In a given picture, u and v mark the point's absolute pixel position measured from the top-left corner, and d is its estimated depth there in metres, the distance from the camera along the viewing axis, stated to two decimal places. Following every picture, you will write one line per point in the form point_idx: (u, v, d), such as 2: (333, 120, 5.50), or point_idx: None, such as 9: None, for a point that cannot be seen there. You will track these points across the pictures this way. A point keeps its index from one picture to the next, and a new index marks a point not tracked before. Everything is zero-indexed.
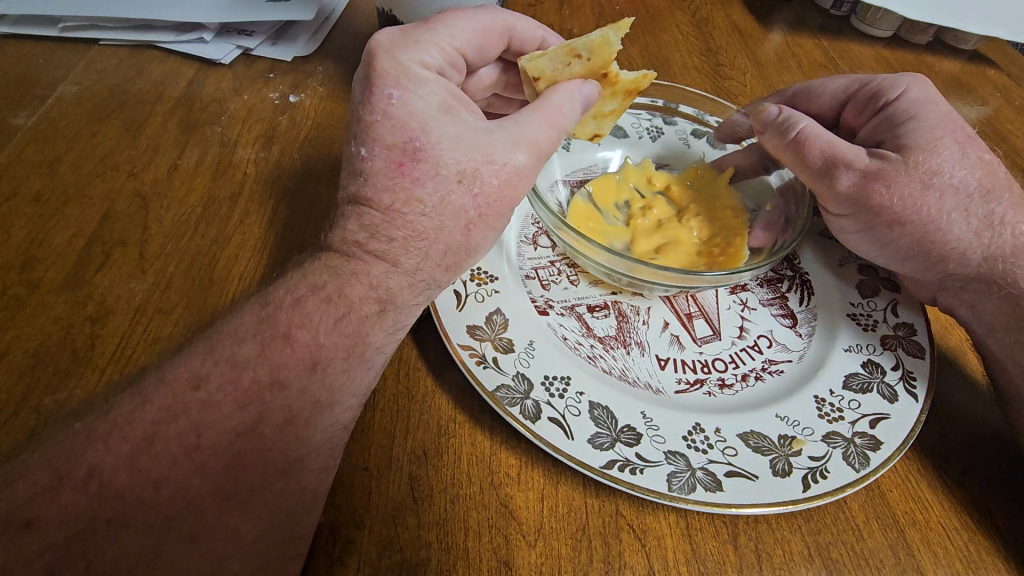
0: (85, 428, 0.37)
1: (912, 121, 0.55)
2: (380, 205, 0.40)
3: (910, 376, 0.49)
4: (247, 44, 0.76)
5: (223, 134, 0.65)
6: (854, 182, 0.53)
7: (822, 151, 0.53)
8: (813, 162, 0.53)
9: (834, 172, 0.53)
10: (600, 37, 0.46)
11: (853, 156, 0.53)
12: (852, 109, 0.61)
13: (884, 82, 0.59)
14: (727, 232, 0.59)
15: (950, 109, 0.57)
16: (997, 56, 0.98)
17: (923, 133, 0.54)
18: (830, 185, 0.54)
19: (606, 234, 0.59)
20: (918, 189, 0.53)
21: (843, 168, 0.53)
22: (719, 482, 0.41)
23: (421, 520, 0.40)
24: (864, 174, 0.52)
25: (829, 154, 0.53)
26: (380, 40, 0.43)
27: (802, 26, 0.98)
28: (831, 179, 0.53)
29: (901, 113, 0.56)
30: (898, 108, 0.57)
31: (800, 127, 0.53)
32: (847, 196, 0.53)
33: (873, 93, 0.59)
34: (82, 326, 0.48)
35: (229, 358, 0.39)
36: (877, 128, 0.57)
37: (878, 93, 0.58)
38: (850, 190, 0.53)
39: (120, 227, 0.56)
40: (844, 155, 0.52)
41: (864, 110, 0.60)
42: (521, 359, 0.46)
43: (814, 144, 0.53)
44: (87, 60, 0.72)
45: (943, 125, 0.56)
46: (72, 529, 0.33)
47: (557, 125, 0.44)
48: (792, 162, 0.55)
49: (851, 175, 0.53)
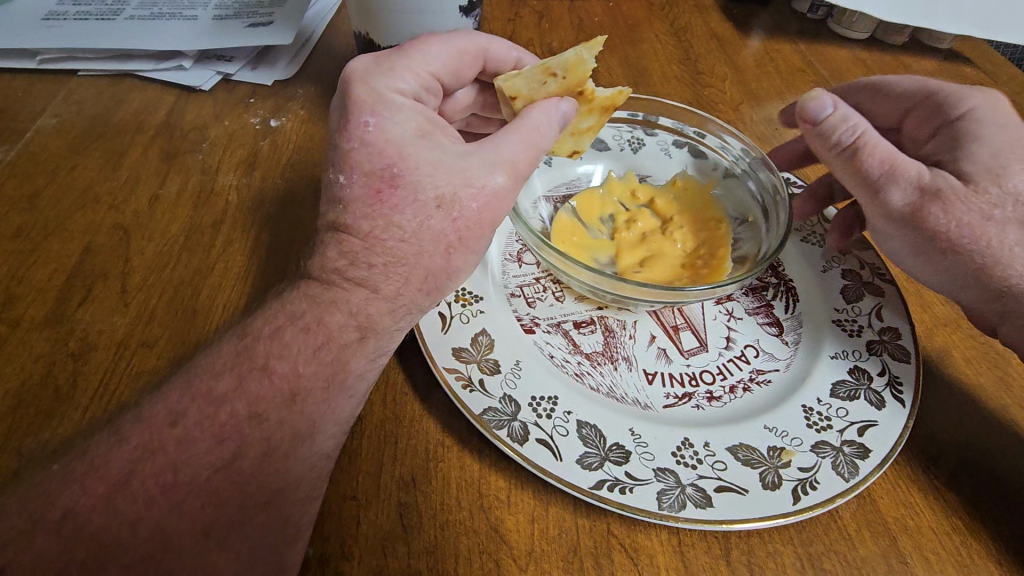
0: (63, 470, 0.36)
1: (966, 148, 0.52)
2: (359, 231, 0.40)
3: (896, 382, 0.49)
4: (227, 69, 0.76)
5: (205, 162, 0.65)
6: (907, 199, 0.50)
7: (882, 160, 0.49)
8: (872, 172, 0.50)
9: (888, 186, 0.50)
10: (574, 55, 0.47)
11: (911, 171, 0.50)
12: (913, 119, 0.58)
13: (950, 94, 0.56)
14: (711, 244, 0.60)
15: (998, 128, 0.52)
16: (973, 53, 0.99)
17: (985, 158, 0.51)
18: (882, 200, 0.51)
19: (590, 250, 0.60)
20: (977, 217, 0.50)
21: (899, 181, 0.50)
22: (709, 498, 0.41)
23: (411, 549, 0.39)
24: (920, 191, 0.50)
25: (889, 164, 0.49)
26: (354, 69, 0.43)
27: (780, 32, 0.99)
28: (882, 194, 0.50)
29: (965, 131, 0.53)
30: (951, 131, 0.54)
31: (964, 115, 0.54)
32: (897, 212, 0.51)
33: (938, 105, 0.56)
34: (64, 364, 0.48)
35: (206, 393, 0.39)
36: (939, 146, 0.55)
37: (944, 106, 0.55)
38: (901, 208, 0.51)
39: (101, 260, 0.55)
40: (902, 167, 0.49)
41: (925, 124, 0.57)
42: (508, 381, 0.46)
43: (874, 151, 0.49)
44: (66, 91, 0.72)
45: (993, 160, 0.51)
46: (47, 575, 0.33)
47: (534, 145, 0.44)
48: (834, 159, 0.51)
49: (905, 191, 0.50)
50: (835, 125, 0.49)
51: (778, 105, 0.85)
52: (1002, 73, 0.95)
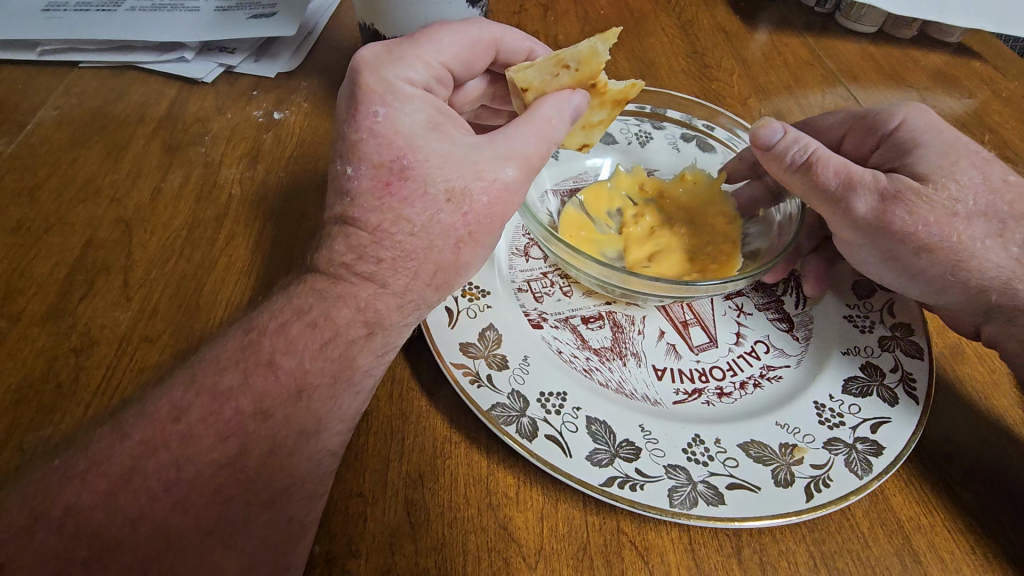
0: (65, 465, 0.36)
1: (917, 150, 0.51)
2: (367, 225, 0.40)
3: (909, 378, 0.49)
4: (230, 61, 0.75)
5: (207, 155, 0.65)
6: (873, 206, 0.48)
7: (835, 172, 0.48)
8: (828, 185, 0.48)
9: (850, 196, 0.48)
10: (588, 47, 0.46)
11: (868, 178, 0.48)
12: (850, 139, 0.56)
13: (878, 111, 0.55)
14: (721, 240, 0.58)
15: (937, 133, 0.52)
16: (982, 48, 0.98)
17: (933, 158, 0.50)
18: (847, 210, 0.49)
19: (598, 244, 0.59)
20: (943, 216, 0.49)
21: (859, 190, 0.48)
22: (721, 495, 0.40)
23: (418, 547, 0.39)
24: (883, 196, 0.48)
25: (844, 174, 0.48)
26: (363, 57, 0.42)
27: (787, 25, 0.98)
28: (846, 205, 0.49)
29: (907, 139, 0.52)
30: (893, 142, 0.52)
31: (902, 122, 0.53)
32: (865, 221, 0.49)
33: (869, 122, 0.55)
34: (65, 358, 0.47)
35: (211, 388, 0.38)
36: (886, 156, 0.53)
37: (876, 122, 0.54)
38: (869, 216, 0.49)
39: (102, 254, 0.55)
40: (858, 176, 0.48)
41: (862, 141, 0.55)
42: (516, 376, 0.45)
43: (826, 165, 0.48)
44: (67, 83, 0.71)
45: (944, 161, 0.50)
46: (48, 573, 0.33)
47: (546, 137, 0.44)
48: (789, 178, 0.51)
49: (868, 198, 0.48)
50: (787, 148, 0.49)
51: (785, 99, 0.84)
52: (1012, 68, 0.94)
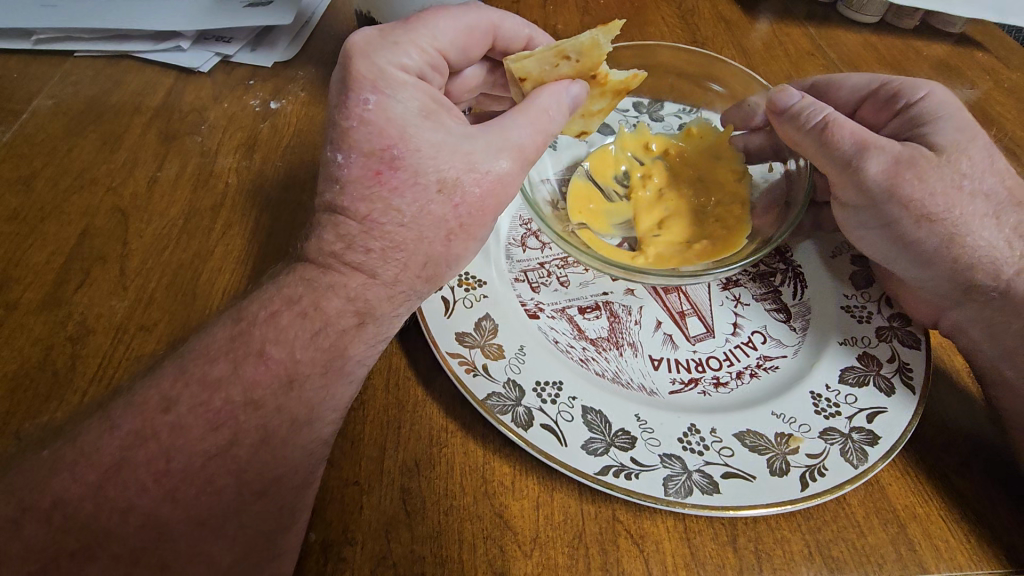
0: (56, 455, 0.36)
1: (933, 124, 0.52)
2: (356, 214, 0.39)
3: (906, 368, 0.48)
4: (226, 51, 0.74)
5: (203, 144, 0.64)
6: (885, 169, 0.49)
7: (851, 134, 0.49)
8: (842, 146, 0.49)
9: (863, 158, 0.49)
10: (589, 39, 0.45)
11: (883, 143, 0.49)
12: (869, 106, 0.58)
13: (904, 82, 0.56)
14: (729, 196, 0.58)
15: (958, 113, 0.53)
16: (985, 38, 0.97)
17: (949, 134, 0.52)
18: (859, 174, 0.50)
19: (609, 214, 0.59)
20: (951, 189, 0.50)
21: (874, 153, 0.49)
22: (716, 484, 0.40)
23: (414, 534, 0.39)
24: (894, 161, 0.49)
25: (859, 137, 0.49)
26: (356, 43, 0.41)
27: (789, 14, 0.97)
28: (858, 167, 0.49)
29: (926, 113, 0.53)
30: (912, 113, 0.54)
31: (924, 96, 0.54)
32: (875, 187, 0.49)
33: (892, 92, 0.56)
34: (62, 347, 0.47)
35: (201, 378, 0.38)
36: (902, 129, 0.54)
37: (898, 91, 0.55)
38: (880, 181, 0.49)
39: (98, 243, 0.55)
40: (873, 141, 0.49)
41: (880, 110, 0.57)
42: (512, 365, 0.45)
43: (844, 126, 0.49)
44: (63, 72, 0.71)
45: (958, 138, 0.52)
46: (38, 563, 0.33)
47: (542, 130, 0.43)
48: (805, 138, 0.51)
49: (882, 163, 0.49)
50: (801, 110, 0.51)
51: None
52: (1015, 58, 0.93)
